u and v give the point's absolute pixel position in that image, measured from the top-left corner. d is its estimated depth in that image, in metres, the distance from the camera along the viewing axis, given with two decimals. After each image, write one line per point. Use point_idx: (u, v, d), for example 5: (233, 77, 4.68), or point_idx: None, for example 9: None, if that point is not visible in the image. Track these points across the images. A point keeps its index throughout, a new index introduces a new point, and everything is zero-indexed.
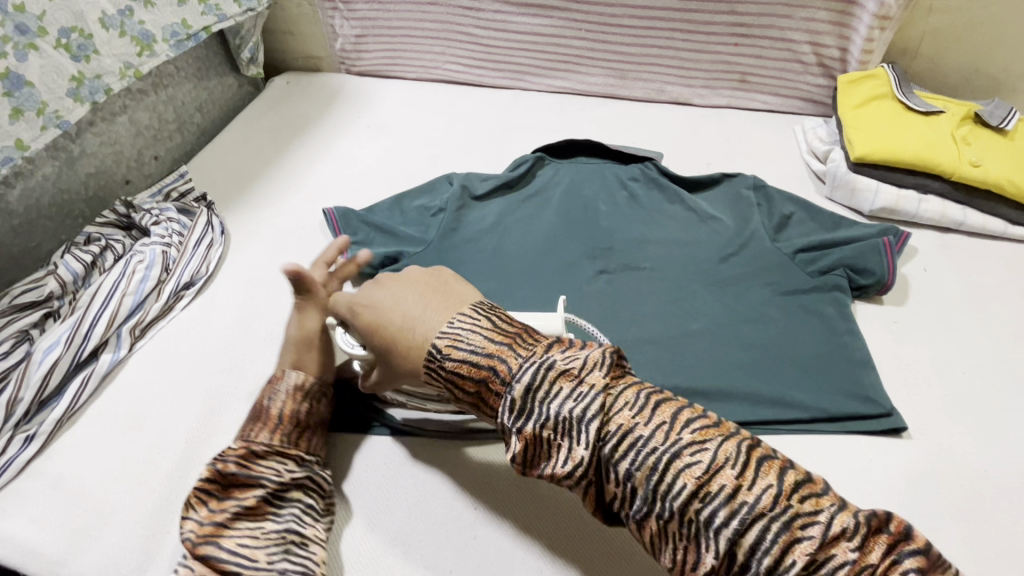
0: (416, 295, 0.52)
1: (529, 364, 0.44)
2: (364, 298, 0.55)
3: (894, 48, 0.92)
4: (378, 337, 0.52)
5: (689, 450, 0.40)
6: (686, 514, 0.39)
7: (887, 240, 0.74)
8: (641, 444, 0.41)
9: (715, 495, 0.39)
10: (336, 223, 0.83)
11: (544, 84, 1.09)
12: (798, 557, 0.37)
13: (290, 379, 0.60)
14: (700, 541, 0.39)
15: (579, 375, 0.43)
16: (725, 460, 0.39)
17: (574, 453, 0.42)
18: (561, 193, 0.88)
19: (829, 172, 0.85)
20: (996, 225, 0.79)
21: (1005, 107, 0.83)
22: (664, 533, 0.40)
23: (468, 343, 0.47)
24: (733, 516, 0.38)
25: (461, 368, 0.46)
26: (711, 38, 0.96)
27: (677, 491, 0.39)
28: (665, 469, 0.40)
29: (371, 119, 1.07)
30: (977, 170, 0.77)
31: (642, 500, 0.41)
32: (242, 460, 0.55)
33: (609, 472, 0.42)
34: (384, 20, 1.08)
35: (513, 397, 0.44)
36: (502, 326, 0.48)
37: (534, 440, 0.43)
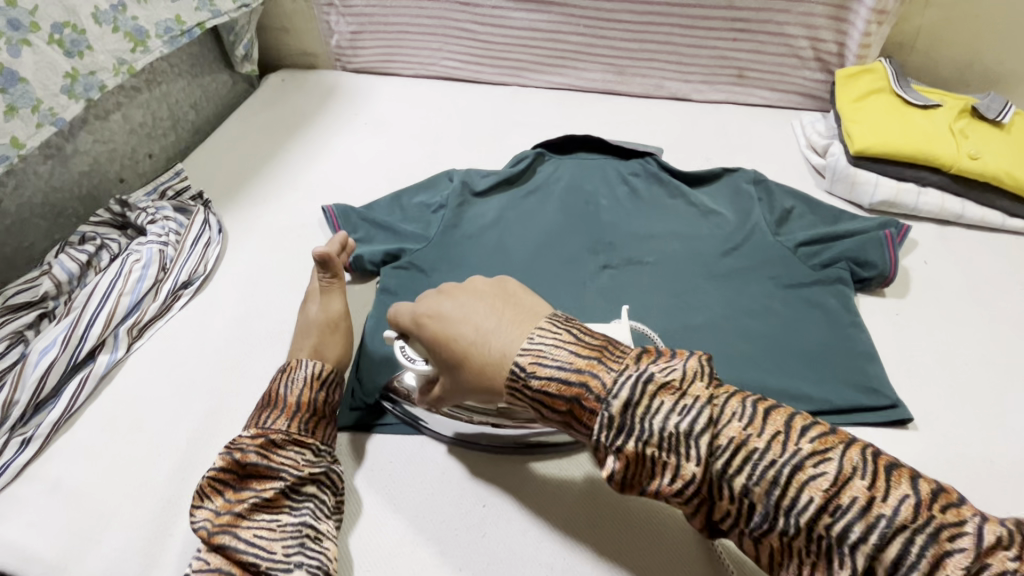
0: (486, 306, 0.50)
1: (626, 379, 0.41)
2: (429, 309, 0.52)
3: (890, 43, 0.93)
4: (450, 351, 0.50)
5: (812, 462, 0.38)
6: (813, 527, 0.37)
7: (889, 233, 0.74)
8: (758, 457, 0.39)
9: (847, 509, 0.37)
10: (336, 220, 0.82)
11: (543, 80, 1.09)
12: (948, 571, 0.35)
13: (306, 367, 0.61)
14: (829, 555, 0.37)
15: (681, 387, 0.40)
16: (852, 470, 0.37)
17: (684, 471, 0.39)
18: (562, 189, 0.87)
19: (829, 166, 0.85)
20: (994, 217, 0.79)
21: (1001, 101, 0.84)
22: (788, 547, 0.39)
23: (553, 358, 0.44)
24: (869, 530, 0.36)
25: (548, 385, 0.43)
26: (709, 33, 0.96)
27: (803, 506, 0.38)
28: (787, 483, 0.38)
29: (369, 116, 1.06)
30: (976, 162, 0.78)
31: (762, 515, 0.39)
32: (261, 450, 0.55)
33: (723, 489, 0.40)
34: (381, 16, 1.07)
35: (610, 415, 0.40)
36: (589, 340, 0.45)
37: (635, 459, 0.40)
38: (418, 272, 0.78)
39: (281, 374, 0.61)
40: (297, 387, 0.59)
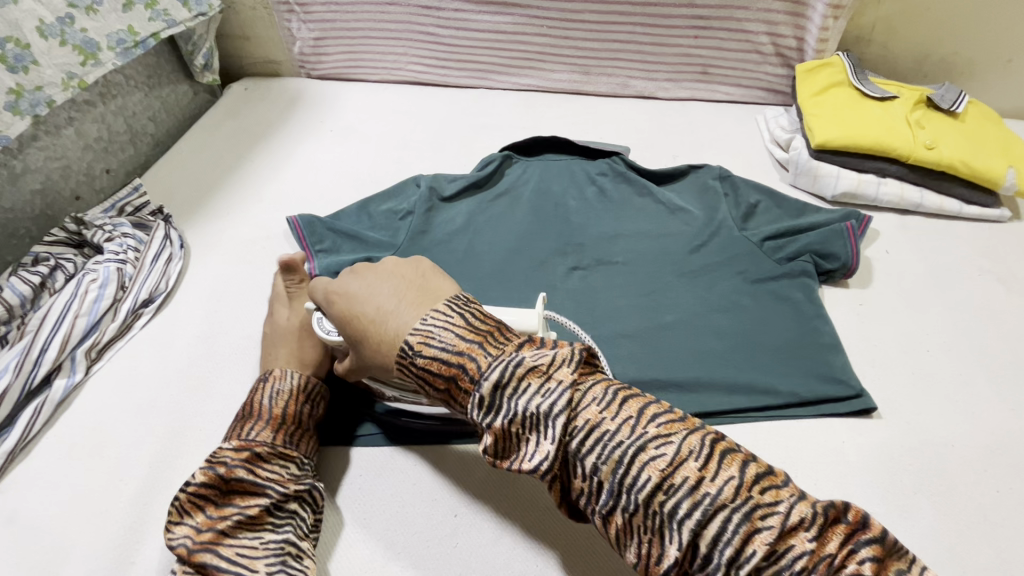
0: (389, 286, 0.50)
1: (498, 362, 0.42)
2: (338, 287, 0.52)
3: (848, 36, 0.94)
4: (355, 330, 0.49)
5: (657, 445, 0.39)
6: (649, 505, 0.38)
7: (851, 225, 0.75)
8: (608, 438, 0.40)
9: (678, 488, 0.38)
10: (300, 231, 0.81)
11: (510, 82, 1.08)
12: (760, 548, 0.36)
13: (291, 377, 0.59)
14: (662, 532, 0.38)
15: (547, 370, 0.42)
16: (689, 454, 0.39)
17: (541, 448, 0.40)
18: (531, 191, 0.87)
19: (792, 160, 0.86)
20: (951, 205, 0.81)
21: (954, 91, 0.86)
22: (629, 526, 0.40)
23: (439, 340, 0.44)
24: (696, 508, 0.37)
25: (430, 364, 0.44)
26: (671, 31, 0.96)
27: (641, 485, 0.39)
28: (630, 463, 0.39)
29: (335, 123, 1.05)
30: (931, 152, 0.79)
31: (608, 493, 0.40)
32: (246, 463, 0.53)
33: (576, 467, 0.41)
34: (343, 22, 1.06)
35: (481, 395, 0.42)
36: (475, 324, 0.45)
37: (503, 435, 0.42)
38: None
39: (260, 383, 0.59)
40: (283, 397, 0.58)
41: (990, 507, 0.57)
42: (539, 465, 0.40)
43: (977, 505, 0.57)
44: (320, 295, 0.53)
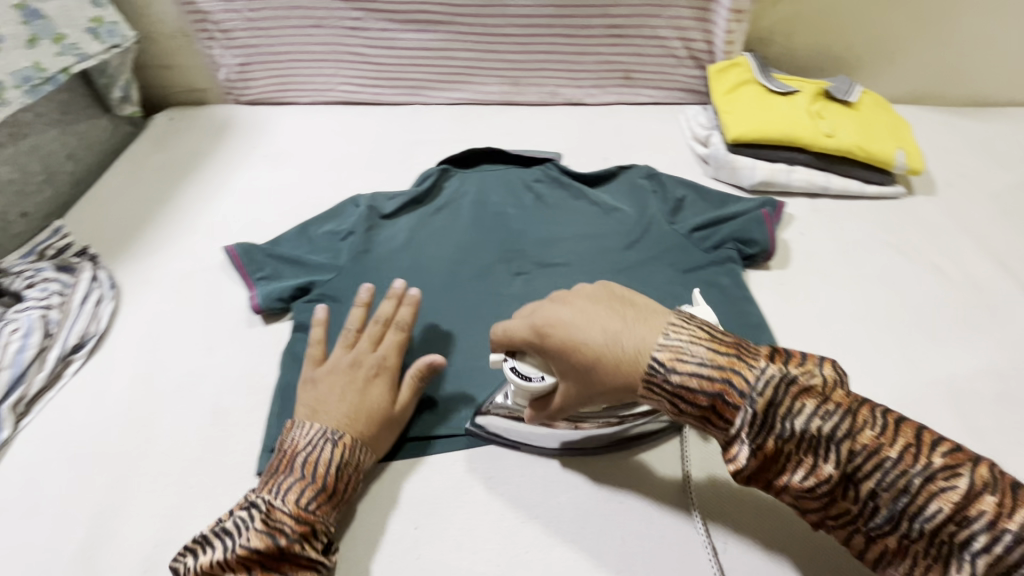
0: (606, 312, 0.52)
1: (770, 381, 0.45)
2: (550, 317, 0.54)
3: (751, 38, 1.01)
4: (580, 355, 0.51)
5: (946, 476, 0.42)
6: (936, 532, 0.42)
7: (766, 212, 0.82)
8: (889, 465, 0.43)
9: (975, 519, 0.40)
10: (238, 260, 0.80)
11: (442, 97, 1.10)
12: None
13: (354, 452, 0.59)
14: (950, 559, 0.42)
15: (821, 392, 0.45)
16: (985, 486, 0.41)
17: (817, 469, 0.45)
18: (470, 203, 0.89)
19: (711, 155, 0.92)
20: (854, 185, 0.88)
21: (847, 83, 0.95)
22: (908, 549, 0.44)
23: (693, 355, 0.48)
24: (996, 540, 0.40)
25: (690, 379, 0.47)
26: (591, 40, 1.01)
27: (931, 513, 0.42)
28: (916, 493, 0.42)
29: (268, 148, 1.04)
30: (831, 140, 0.87)
31: (884, 518, 0.44)
32: (302, 535, 0.53)
33: (851, 490, 0.44)
34: (267, 46, 1.05)
35: (754, 409, 0.45)
36: (723, 340, 0.49)
37: (772, 454, 0.46)
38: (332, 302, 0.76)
39: (330, 442, 0.58)
40: (346, 468, 0.58)
41: None
42: (814, 485, 0.45)
43: None
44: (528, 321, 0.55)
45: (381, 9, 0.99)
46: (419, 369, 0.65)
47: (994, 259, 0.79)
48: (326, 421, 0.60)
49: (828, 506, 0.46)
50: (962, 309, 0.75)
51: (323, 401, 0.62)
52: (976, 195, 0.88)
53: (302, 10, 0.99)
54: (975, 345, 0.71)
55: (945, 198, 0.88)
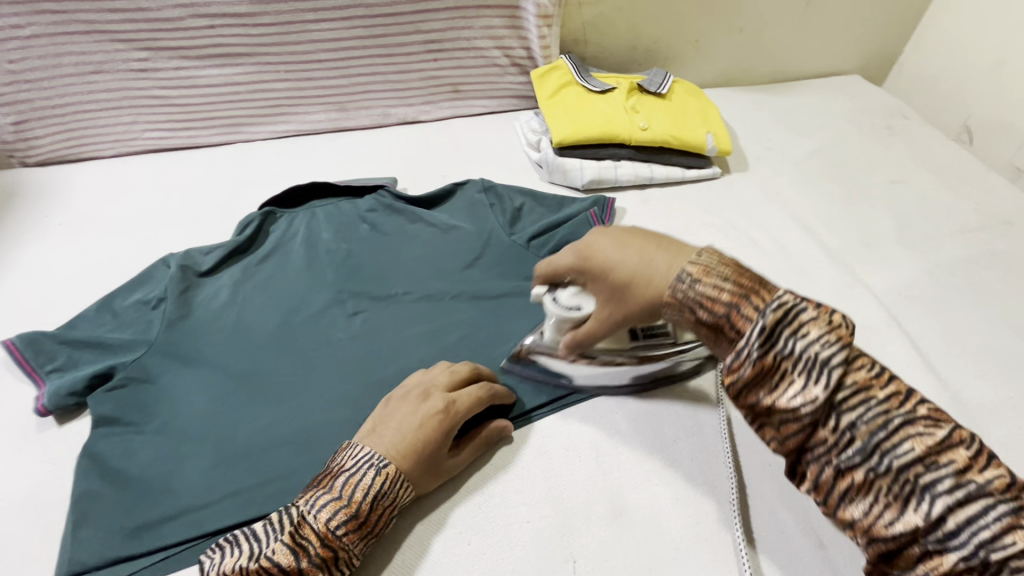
0: (642, 238, 0.56)
1: (784, 301, 0.46)
2: (591, 244, 0.57)
3: (566, 40, 1.03)
4: (614, 275, 0.54)
5: (925, 424, 0.41)
6: (903, 473, 0.40)
7: (594, 213, 0.84)
8: (875, 404, 0.42)
9: (944, 466, 0.40)
10: (20, 354, 0.68)
11: (267, 132, 1.03)
12: (1018, 539, 0.37)
13: (396, 488, 0.53)
14: (907, 501, 0.40)
15: (833, 326, 0.45)
16: (960, 441, 0.41)
17: (808, 391, 0.43)
18: (300, 244, 0.83)
19: (542, 160, 0.93)
20: (676, 171, 0.93)
21: (659, 75, 0.99)
22: (867, 487, 0.42)
23: (719, 275, 0.50)
24: (960, 487, 0.39)
25: (712, 291, 0.49)
26: (410, 57, 0.98)
27: (904, 452, 0.40)
28: (892, 434, 0.41)
29: (64, 214, 0.90)
30: (647, 133, 0.91)
31: (856, 450, 0.42)
32: (323, 564, 0.48)
33: (831, 420, 0.43)
34: (43, 100, 0.91)
35: (765, 326, 0.45)
36: (745, 267, 0.50)
37: (770, 367, 0.45)
38: (140, 384, 0.67)
39: (373, 468, 0.52)
40: (382, 503, 0.52)
41: (738, 431, 0.65)
42: (801, 405, 0.43)
43: (728, 431, 0.65)
44: (571, 250, 0.59)
45: (170, 47, 0.89)
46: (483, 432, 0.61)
47: (798, 224, 0.86)
48: (380, 446, 0.54)
49: (804, 434, 0.44)
50: (776, 275, 0.79)
51: (383, 423, 0.57)
52: (781, 166, 0.96)
53: (73, 55, 0.87)
54: None
55: (755, 173, 0.95)
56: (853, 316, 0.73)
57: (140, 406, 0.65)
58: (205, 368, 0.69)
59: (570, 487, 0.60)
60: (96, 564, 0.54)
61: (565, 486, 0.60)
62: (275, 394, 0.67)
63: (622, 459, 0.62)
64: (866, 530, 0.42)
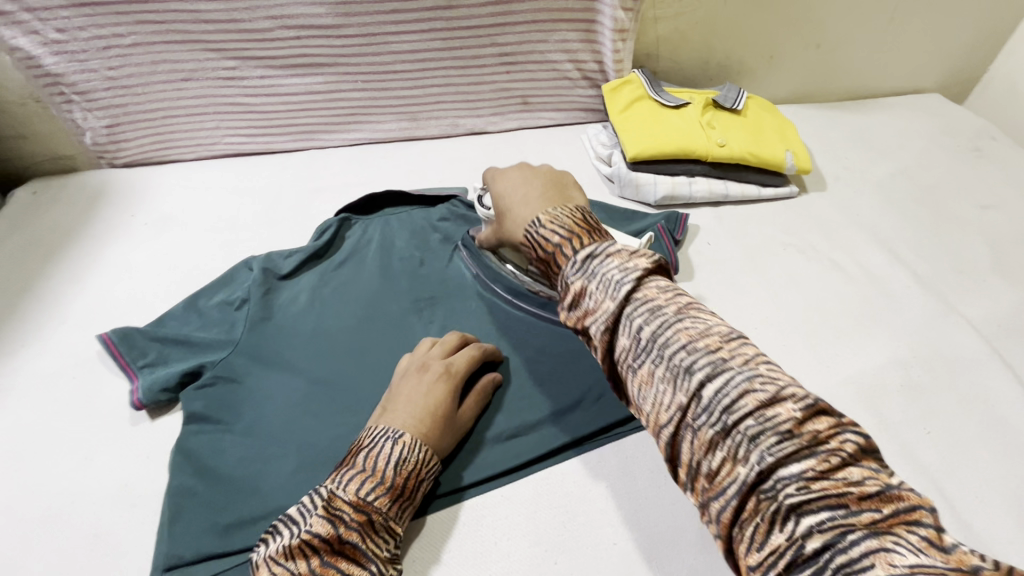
0: (538, 182, 0.62)
1: (597, 243, 0.50)
2: (504, 175, 0.65)
3: (639, 55, 1.02)
4: (501, 200, 0.63)
5: (698, 324, 0.44)
6: (674, 362, 0.42)
7: (661, 227, 0.82)
8: (660, 309, 0.45)
9: (705, 353, 0.42)
10: (114, 347, 0.71)
11: (339, 139, 1.05)
12: (754, 403, 0.39)
13: (414, 450, 0.55)
14: (678, 385, 0.42)
15: (631, 254, 0.48)
16: (719, 332, 0.44)
17: (604, 304, 0.46)
18: (375, 251, 0.84)
19: (615, 174, 0.92)
20: (752, 190, 0.91)
21: (734, 90, 0.97)
22: (651, 379, 0.43)
23: (560, 223, 0.53)
24: (717, 369, 0.41)
25: (548, 234, 0.53)
26: (484, 70, 0.99)
27: (675, 345, 0.43)
28: (666, 329, 0.44)
29: (149, 214, 0.94)
30: (723, 149, 0.89)
31: (643, 350, 0.44)
32: (361, 528, 0.50)
33: (622, 327, 0.46)
34: (135, 105, 0.95)
35: (577, 258, 0.49)
36: (589, 220, 0.53)
37: (578, 290, 0.48)
38: (229, 384, 0.69)
39: (391, 440, 0.55)
40: (406, 467, 0.54)
41: None
42: (596, 315, 0.46)
43: None
44: (489, 176, 0.67)
45: (257, 56, 0.92)
46: (484, 386, 0.65)
47: (883, 247, 0.83)
48: (395, 422, 0.57)
49: (604, 344, 0.46)
50: (861, 299, 0.76)
51: (394, 403, 0.59)
52: (861, 186, 0.93)
53: (167, 63, 0.91)
54: (877, 333, 0.72)
55: (835, 193, 0.92)
56: (947, 346, 0.70)
57: (228, 406, 0.67)
58: (290, 371, 0.71)
59: (657, 513, 0.59)
60: (191, 559, 0.55)
61: (651, 511, 0.59)
62: (356, 400, 0.68)
63: None
64: (654, 424, 0.43)
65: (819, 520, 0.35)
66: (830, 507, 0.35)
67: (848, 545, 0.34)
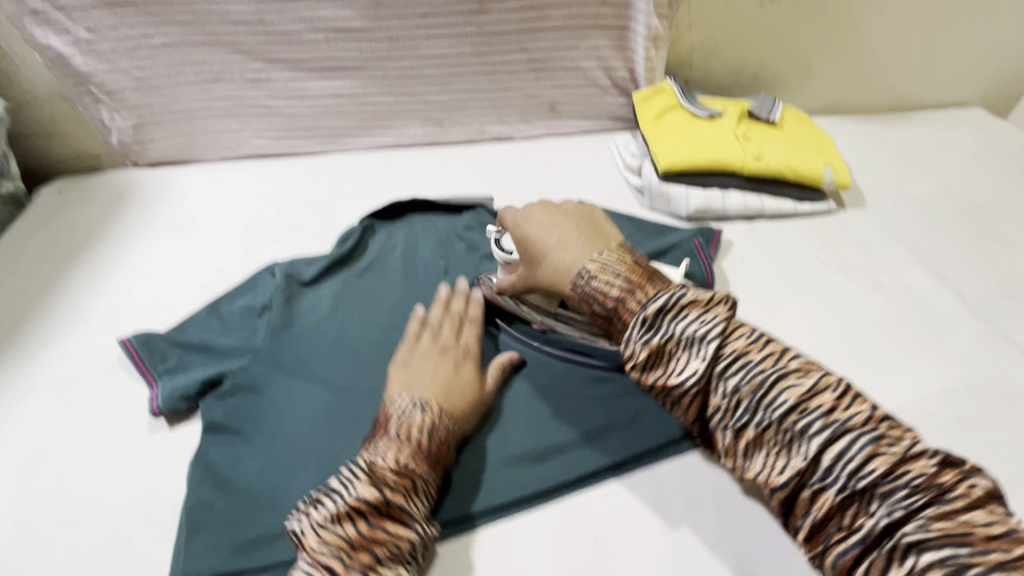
0: (567, 224, 0.64)
1: (664, 293, 0.52)
2: (529, 216, 0.67)
3: (671, 63, 1.00)
4: (533, 245, 0.64)
5: (798, 376, 0.47)
6: (782, 423, 0.45)
7: (698, 242, 0.80)
8: (751, 365, 0.48)
9: (813, 409, 0.45)
10: (136, 353, 0.70)
11: (364, 144, 1.04)
12: (880, 464, 0.42)
13: (444, 417, 0.58)
14: (791, 447, 0.45)
15: (706, 305, 0.51)
16: (827, 387, 0.46)
17: (694, 365, 0.48)
18: (398, 260, 0.83)
19: (645, 185, 0.90)
20: (788, 205, 0.87)
21: (769, 100, 0.94)
22: (759, 442, 0.46)
23: (611, 272, 0.57)
24: (826, 425, 0.44)
25: (604, 286, 0.56)
26: (512, 76, 0.97)
27: (779, 403, 0.46)
28: (768, 388, 0.46)
29: (173, 215, 0.93)
30: (760, 162, 0.86)
31: (745, 410, 0.47)
32: (405, 491, 0.52)
33: (717, 386, 0.48)
34: (162, 106, 0.95)
35: (645, 315, 0.51)
36: (639, 264, 0.58)
37: (658, 351, 0.50)
38: (248, 393, 0.67)
39: (420, 409, 0.57)
40: (437, 433, 0.57)
41: None
42: (687, 378, 0.48)
43: None
44: (509, 216, 0.68)
45: (285, 58, 0.92)
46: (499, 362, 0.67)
47: (928, 269, 0.79)
48: (419, 393, 0.59)
49: (698, 403, 0.49)
50: (905, 323, 0.73)
51: (416, 380, 0.61)
52: (904, 203, 0.89)
53: (195, 64, 0.90)
54: (924, 360, 0.69)
55: (875, 210, 0.89)
56: (999, 376, 0.67)
57: (247, 416, 0.66)
58: (311, 382, 0.69)
59: (691, 547, 0.56)
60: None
61: (685, 544, 0.56)
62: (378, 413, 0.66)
63: (748, 520, 0.58)
64: (767, 482, 0.46)
65: (936, 555, 0.38)
66: (950, 545, 0.38)
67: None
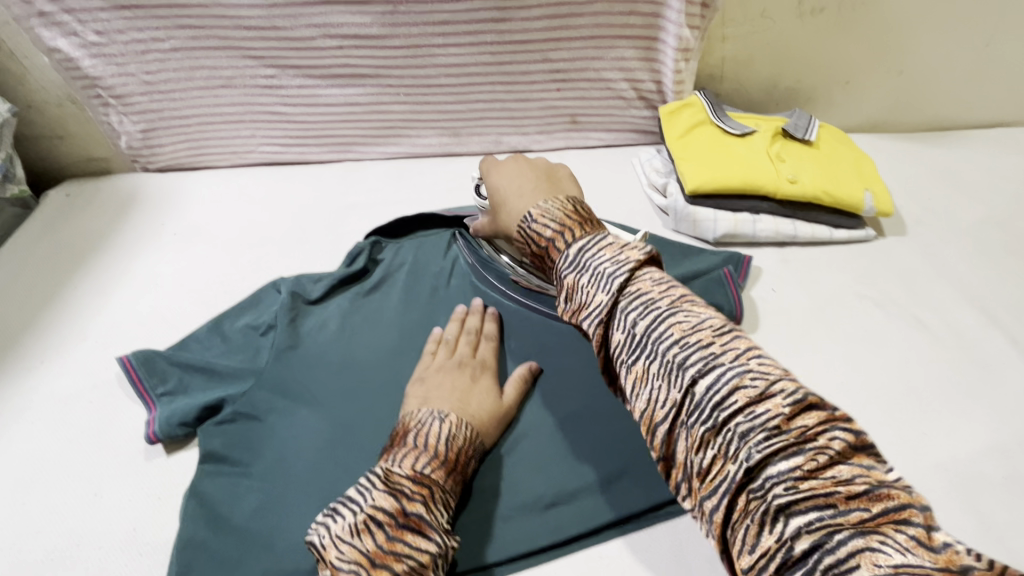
0: (530, 176, 0.58)
1: (590, 237, 0.47)
2: (497, 165, 0.61)
3: (701, 75, 0.95)
4: (493, 189, 0.59)
5: (687, 314, 0.42)
6: (663, 355, 0.40)
7: (728, 273, 0.73)
8: (648, 301, 0.43)
9: (692, 344, 0.40)
10: (134, 372, 0.67)
11: (377, 153, 1.01)
12: (740, 398, 0.37)
13: (463, 426, 0.56)
14: (669, 378, 0.40)
15: (623, 247, 0.46)
16: (710, 326, 0.41)
17: (595, 297, 0.44)
18: (408, 277, 0.79)
19: (670, 206, 0.85)
20: (823, 231, 0.82)
21: (806, 118, 0.89)
22: (644, 376, 0.41)
23: (553, 214, 0.51)
24: (706, 361, 0.39)
25: (541, 227, 0.50)
26: (533, 86, 0.93)
27: (662, 336, 0.41)
28: (657, 323, 0.41)
29: (179, 224, 0.91)
30: (795, 186, 0.81)
31: (634, 344, 0.42)
32: (424, 499, 0.49)
33: (615, 320, 0.43)
34: (172, 110, 0.92)
35: (568, 253, 0.47)
36: (586, 211, 0.51)
37: (572, 288, 0.46)
38: (249, 421, 0.64)
39: (438, 419, 0.55)
40: (456, 442, 0.54)
41: None
42: (588, 311, 0.44)
43: None
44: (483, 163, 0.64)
45: (297, 65, 0.88)
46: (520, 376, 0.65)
47: (975, 306, 0.74)
48: (437, 406, 0.57)
49: (598, 339, 0.44)
50: (951, 368, 0.68)
51: (433, 392, 0.60)
52: (947, 232, 0.84)
53: (206, 69, 0.87)
54: (972, 410, 0.64)
55: (917, 238, 0.83)
56: None
57: (247, 446, 0.63)
58: (314, 410, 0.66)
59: None
60: None
61: None
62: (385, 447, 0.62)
63: None
64: (650, 425, 0.40)
65: (806, 520, 0.33)
66: (819, 507, 0.33)
67: (838, 545, 0.31)
